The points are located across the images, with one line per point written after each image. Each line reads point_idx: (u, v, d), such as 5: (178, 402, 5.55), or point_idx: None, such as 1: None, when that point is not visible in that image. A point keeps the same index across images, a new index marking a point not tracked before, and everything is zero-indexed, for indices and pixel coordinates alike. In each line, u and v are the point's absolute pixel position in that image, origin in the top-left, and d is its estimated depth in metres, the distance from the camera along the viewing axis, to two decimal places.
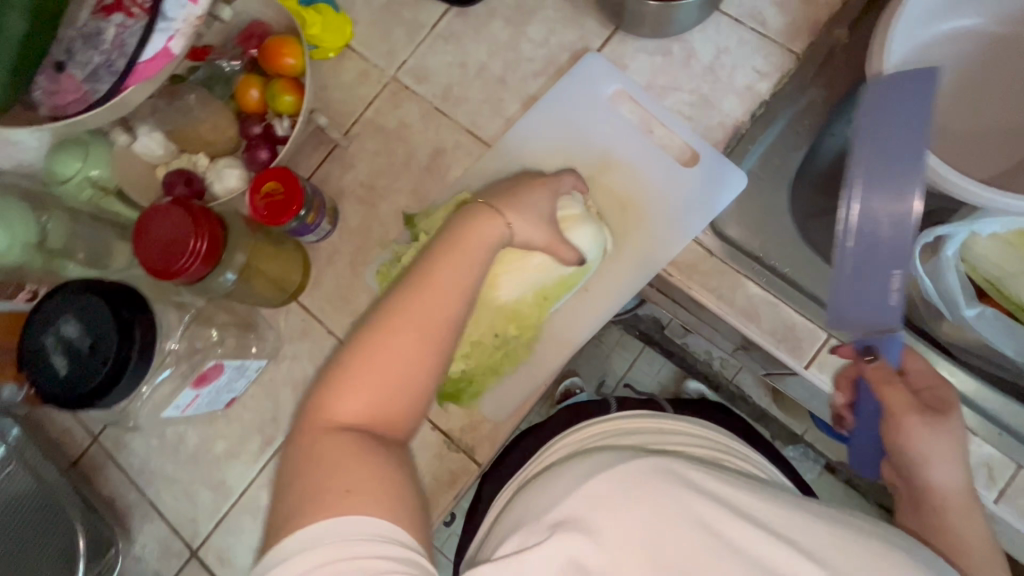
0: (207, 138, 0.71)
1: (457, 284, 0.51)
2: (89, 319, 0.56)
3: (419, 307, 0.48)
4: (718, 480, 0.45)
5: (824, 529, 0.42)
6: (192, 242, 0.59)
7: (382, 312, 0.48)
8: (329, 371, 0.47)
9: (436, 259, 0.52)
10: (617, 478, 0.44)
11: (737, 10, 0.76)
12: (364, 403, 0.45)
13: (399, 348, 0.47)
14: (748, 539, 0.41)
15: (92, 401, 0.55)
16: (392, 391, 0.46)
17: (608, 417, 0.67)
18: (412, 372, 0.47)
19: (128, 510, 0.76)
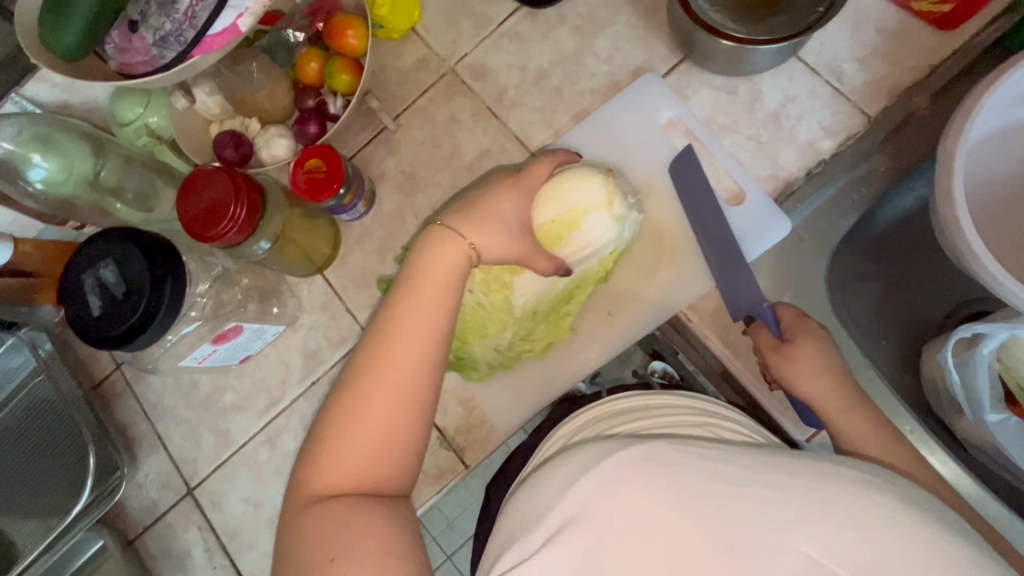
0: (262, 106, 0.73)
1: (420, 326, 0.53)
2: (128, 268, 0.59)
3: (389, 364, 0.51)
4: (700, 454, 0.45)
5: (806, 481, 0.42)
6: (232, 208, 0.60)
7: (357, 373, 0.52)
8: (317, 432, 0.52)
9: (395, 304, 0.55)
10: (596, 474, 0.45)
11: (816, 59, 0.73)
12: (347, 469, 0.49)
13: (374, 405, 0.50)
14: (745, 508, 0.41)
15: (119, 345, 0.58)
16: (377, 451, 0.50)
17: (606, 399, 0.66)
18: (390, 430, 0.50)
19: (138, 439, 0.82)
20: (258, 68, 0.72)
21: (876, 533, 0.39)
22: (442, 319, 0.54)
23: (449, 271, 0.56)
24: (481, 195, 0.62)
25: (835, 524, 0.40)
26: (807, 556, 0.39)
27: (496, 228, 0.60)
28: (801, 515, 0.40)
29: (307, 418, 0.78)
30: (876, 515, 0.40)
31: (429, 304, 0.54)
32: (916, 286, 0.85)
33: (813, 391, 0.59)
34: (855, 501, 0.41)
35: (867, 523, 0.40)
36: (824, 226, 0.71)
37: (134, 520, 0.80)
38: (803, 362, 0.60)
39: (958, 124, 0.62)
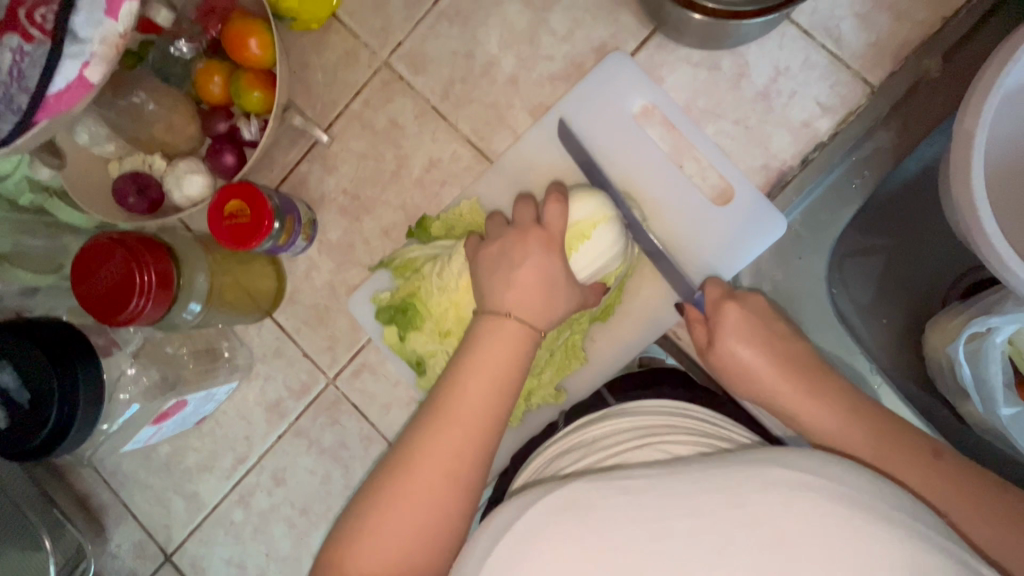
0: (164, 139, 0.61)
1: (479, 415, 0.49)
2: (27, 370, 0.50)
3: (439, 449, 0.47)
4: (626, 489, 0.41)
5: (734, 498, 0.38)
6: (139, 281, 0.51)
7: (406, 452, 0.48)
8: (360, 501, 0.48)
9: (459, 381, 0.50)
10: (512, 534, 0.40)
11: (810, 19, 0.62)
12: (386, 557, 0.45)
13: (422, 496, 0.46)
14: (673, 547, 0.37)
15: (40, 456, 0.51)
16: (414, 547, 0.45)
17: (560, 433, 0.61)
18: (427, 525, 0.46)
19: (103, 509, 0.76)
20: (147, 96, 0.59)
21: (805, 551, 0.35)
22: (501, 408, 0.50)
23: (510, 355, 0.51)
24: (506, 251, 0.55)
25: (763, 548, 0.35)
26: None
27: (543, 291, 0.53)
28: (730, 542, 0.36)
29: (278, 474, 0.72)
30: (807, 528, 0.36)
31: (490, 384, 0.50)
32: (918, 257, 0.79)
33: (779, 389, 0.54)
34: (790, 517, 0.36)
35: (799, 536, 0.35)
36: (827, 218, 0.63)
37: None
38: (739, 347, 0.57)
39: (979, 94, 0.52)
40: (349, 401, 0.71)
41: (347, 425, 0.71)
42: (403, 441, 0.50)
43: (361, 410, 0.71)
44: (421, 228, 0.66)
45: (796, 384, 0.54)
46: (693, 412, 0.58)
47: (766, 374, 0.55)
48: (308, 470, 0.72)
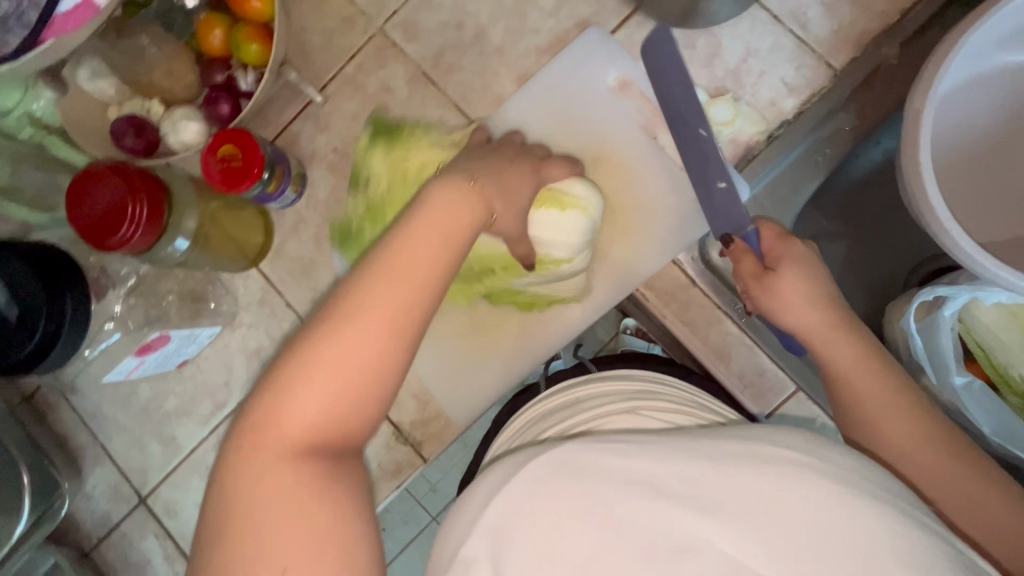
0: (163, 85, 0.64)
1: (423, 270, 0.46)
2: (18, 286, 0.53)
3: (379, 289, 0.44)
4: (618, 452, 0.41)
5: (729, 468, 0.38)
6: (130, 209, 0.53)
7: (345, 293, 0.44)
8: (283, 358, 0.44)
9: (404, 242, 0.47)
10: (511, 491, 0.40)
11: (779, 5, 0.66)
12: (316, 412, 0.42)
13: (359, 320, 0.43)
14: (662, 507, 0.37)
15: (23, 370, 0.53)
16: (347, 394, 0.42)
17: (539, 399, 0.63)
18: (350, 384, 0.42)
19: (80, 451, 0.77)
20: (149, 39, 0.64)
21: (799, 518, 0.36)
22: (448, 269, 0.48)
23: (464, 220, 0.50)
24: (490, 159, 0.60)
25: (755, 514, 0.36)
26: (726, 554, 0.35)
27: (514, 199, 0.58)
28: (720, 505, 0.37)
29: None
30: (798, 497, 0.36)
31: (436, 248, 0.47)
32: (880, 244, 0.83)
33: (836, 358, 0.54)
34: (777, 485, 0.37)
35: (788, 503, 0.36)
36: (789, 193, 0.69)
37: (88, 532, 0.77)
38: (800, 306, 0.56)
39: (929, 75, 0.56)
40: None
41: None
42: (329, 305, 0.45)
43: None
44: (380, 126, 0.71)
45: (849, 357, 0.54)
46: (661, 381, 0.61)
47: (821, 345, 0.55)
48: None
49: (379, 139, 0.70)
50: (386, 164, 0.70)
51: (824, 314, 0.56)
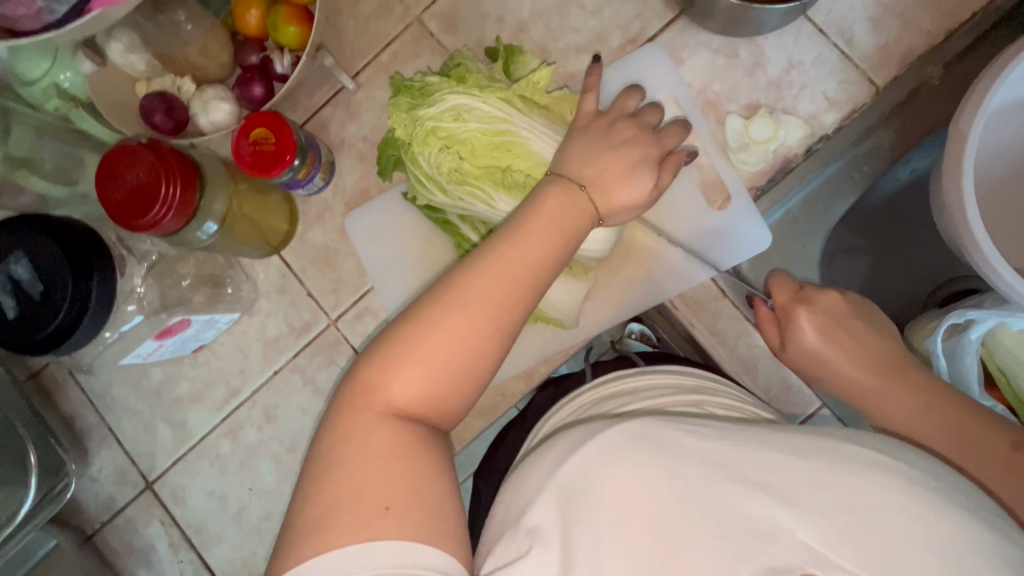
0: (196, 64, 0.63)
1: (542, 260, 0.48)
2: (44, 262, 0.51)
3: (490, 280, 0.45)
4: (696, 433, 0.41)
5: (813, 463, 0.38)
6: (164, 188, 0.52)
7: (453, 280, 0.46)
8: (384, 340, 0.45)
9: (524, 230, 0.48)
10: (585, 454, 0.41)
11: (825, 18, 0.65)
12: (412, 392, 0.43)
13: (469, 315, 0.44)
14: (741, 489, 0.38)
15: (46, 349, 0.51)
16: (450, 371, 0.43)
17: (596, 383, 0.61)
18: (450, 357, 0.43)
19: (87, 432, 0.76)
20: (186, 15, 0.60)
21: (886, 521, 0.35)
22: (560, 259, 0.49)
23: (583, 220, 0.51)
24: (610, 129, 0.56)
25: (836, 510, 0.36)
26: (804, 542, 0.36)
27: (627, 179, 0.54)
28: (801, 495, 0.37)
29: (271, 410, 0.73)
30: (884, 499, 0.36)
31: (554, 233, 0.49)
32: (902, 262, 0.83)
33: (889, 410, 0.53)
34: (877, 487, 0.36)
35: (885, 509, 0.35)
36: (822, 208, 0.69)
37: (91, 516, 0.75)
38: (832, 340, 0.57)
39: (978, 96, 0.56)
40: (348, 343, 0.72)
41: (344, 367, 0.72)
42: (449, 277, 0.47)
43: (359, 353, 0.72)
44: (404, 85, 0.65)
45: (909, 398, 0.52)
46: (702, 376, 0.61)
47: (876, 390, 0.55)
48: (300, 408, 0.73)
49: (401, 98, 0.63)
50: (407, 122, 0.63)
51: (856, 357, 0.56)
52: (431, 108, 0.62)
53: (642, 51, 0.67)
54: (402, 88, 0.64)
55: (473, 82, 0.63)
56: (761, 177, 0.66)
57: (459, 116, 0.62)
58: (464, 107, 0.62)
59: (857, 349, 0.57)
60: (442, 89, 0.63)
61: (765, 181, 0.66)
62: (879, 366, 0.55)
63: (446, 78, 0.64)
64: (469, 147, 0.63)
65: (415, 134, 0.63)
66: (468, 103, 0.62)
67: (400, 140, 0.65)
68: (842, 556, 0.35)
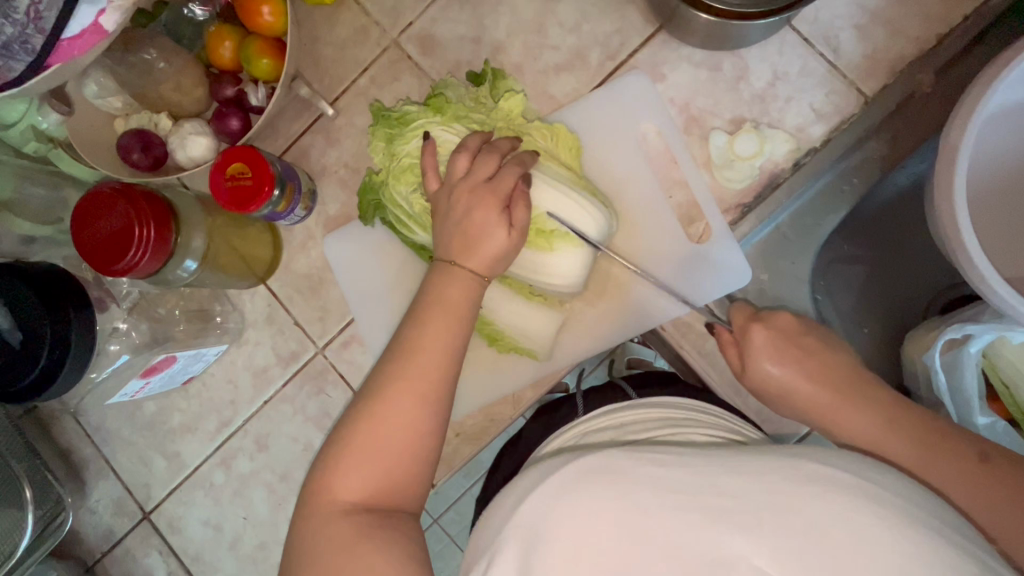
0: (171, 100, 0.63)
1: (445, 332, 0.52)
2: (20, 312, 0.51)
3: (406, 363, 0.50)
4: (656, 462, 0.42)
5: (767, 485, 0.38)
6: (137, 231, 0.52)
7: (378, 371, 0.51)
8: (332, 438, 0.50)
9: (429, 303, 0.53)
10: (547, 486, 0.42)
11: (810, 27, 0.63)
12: (357, 478, 0.47)
13: (390, 403, 0.49)
14: (696, 517, 0.37)
15: (26, 398, 0.52)
16: (382, 455, 0.48)
17: (577, 419, 0.62)
18: (405, 402, 0.49)
19: (84, 464, 0.77)
20: (158, 53, 0.60)
21: (836, 541, 0.34)
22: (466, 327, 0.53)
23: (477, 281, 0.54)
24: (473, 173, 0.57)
25: (792, 531, 0.35)
26: (757, 567, 0.35)
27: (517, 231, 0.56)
28: (755, 521, 0.36)
29: (262, 439, 0.73)
30: (837, 521, 0.35)
31: (460, 302, 0.53)
32: (901, 269, 0.81)
33: (849, 425, 0.52)
34: (834, 511, 0.35)
35: (844, 534, 0.34)
36: (813, 223, 0.67)
37: (91, 546, 0.76)
38: (789, 354, 0.56)
39: (969, 106, 0.54)
40: (336, 371, 0.72)
41: (333, 395, 0.72)
42: (378, 366, 0.52)
43: (347, 381, 0.72)
44: (384, 112, 0.64)
45: (867, 414, 0.52)
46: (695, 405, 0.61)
47: (831, 408, 0.54)
48: (290, 437, 0.73)
49: (378, 129, 0.64)
50: (385, 153, 0.64)
51: (807, 370, 0.55)
52: (410, 143, 0.63)
53: (627, 76, 0.66)
54: (381, 117, 0.64)
55: (450, 113, 0.63)
56: (748, 193, 0.64)
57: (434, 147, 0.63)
58: (443, 143, 0.63)
59: (815, 365, 0.55)
60: (420, 120, 0.63)
61: (752, 198, 0.64)
62: (835, 382, 0.54)
63: (426, 108, 0.63)
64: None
65: (392, 168, 0.63)
66: (443, 136, 0.62)
67: (379, 173, 0.65)
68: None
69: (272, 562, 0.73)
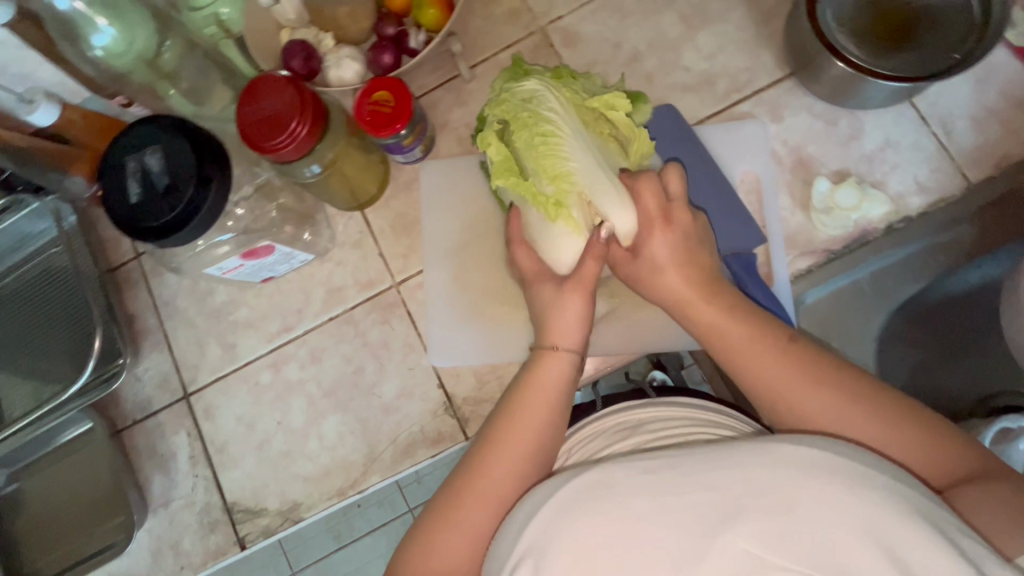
0: (341, 22, 0.69)
1: (541, 420, 0.56)
2: (174, 160, 0.56)
3: (507, 447, 0.55)
4: (644, 468, 0.46)
5: (744, 473, 0.43)
6: (294, 123, 0.57)
7: (482, 451, 0.55)
8: (428, 520, 0.54)
9: (524, 391, 0.58)
10: (555, 504, 0.46)
11: (928, 109, 0.68)
12: (459, 558, 0.51)
13: (492, 491, 0.53)
14: (693, 519, 0.42)
15: (151, 237, 0.56)
16: (478, 541, 0.52)
17: (593, 418, 0.65)
18: (552, 406, 0.57)
19: (144, 333, 0.80)
20: None
21: (809, 510, 0.40)
22: (557, 413, 0.57)
23: (567, 373, 0.58)
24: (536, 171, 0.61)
25: (774, 512, 0.41)
26: (747, 549, 0.40)
27: (580, 307, 0.59)
28: (740, 512, 0.42)
29: (317, 353, 0.76)
30: (811, 497, 0.41)
31: (551, 396, 0.57)
32: None
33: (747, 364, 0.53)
34: (792, 482, 0.42)
35: (808, 500, 0.41)
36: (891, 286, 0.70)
37: (126, 412, 0.79)
38: (671, 275, 0.57)
39: None
40: (404, 308, 0.76)
41: (396, 329, 0.75)
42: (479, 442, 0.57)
43: (413, 320, 0.75)
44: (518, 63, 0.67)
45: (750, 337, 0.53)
46: (695, 404, 0.64)
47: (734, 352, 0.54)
48: (345, 358, 0.76)
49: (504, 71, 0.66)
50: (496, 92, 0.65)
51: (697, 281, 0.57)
52: (515, 86, 0.63)
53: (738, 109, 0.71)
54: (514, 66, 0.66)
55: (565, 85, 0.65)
56: (838, 242, 0.68)
57: (527, 100, 0.61)
58: (538, 94, 0.61)
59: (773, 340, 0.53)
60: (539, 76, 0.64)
61: (839, 249, 0.68)
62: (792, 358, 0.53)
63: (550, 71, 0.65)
64: (515, 126, 0.61)
65: (492, 100, 0.65)
66: (541, 91, 0.61)
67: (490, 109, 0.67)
68: (780, 556, 0.40)
69: (292, 472, 0.74)
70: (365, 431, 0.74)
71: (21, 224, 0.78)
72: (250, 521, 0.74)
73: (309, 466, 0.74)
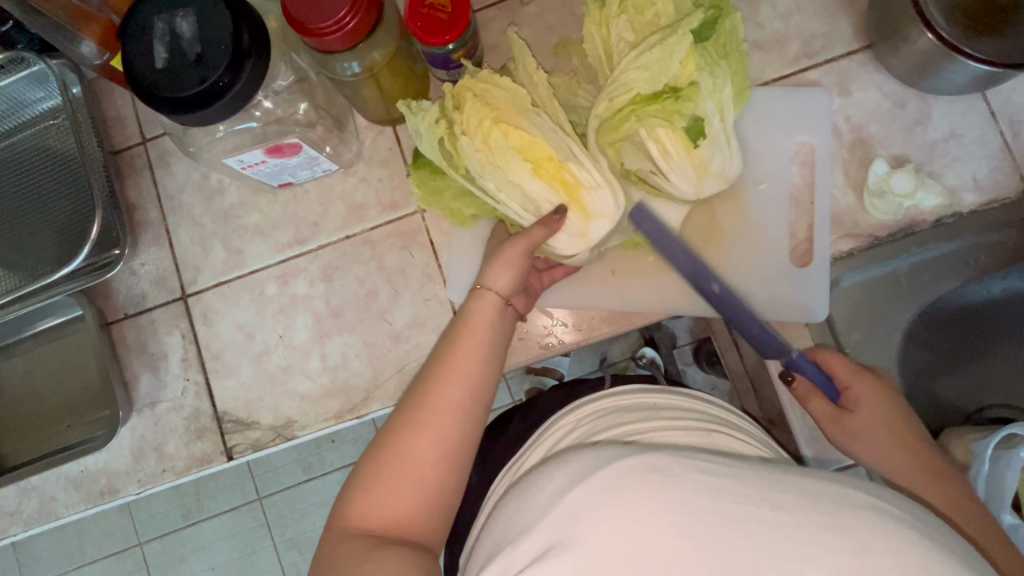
0: None
1: (462, 399, 0.49)
2: (208, 28, 0.50)
3: (437, 405, 0.49)
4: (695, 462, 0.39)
5: (824, 508, 0.35)
6: (343, 11, 0.51)
7: (406, 409, 0.49)
8: (364, 468, 0.48)
9: (445, 364, 0.51)
10: (587, 486, 0.38)
11: (1000, 104, 0.66)
12: (393, 509, 0.46)
13: (423, 441, 0.48)
14: (752, 539, 0.34)
15: (173, 109, 0.50)
16: (417, 481, 0.47)
17: (609, 388, 0.61)
18: (490, 348, 0.53)
19: (144, 225, 0.76)
20: None
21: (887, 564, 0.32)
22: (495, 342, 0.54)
23: (491, 318, 0.55)
24: None
25: (851, 553, 0.33)
26: None
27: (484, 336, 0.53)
28: (812, 549, 0.33)
29: (330, 270, 0.73)
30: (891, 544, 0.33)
31: (477, 357, 0.52)
32: None
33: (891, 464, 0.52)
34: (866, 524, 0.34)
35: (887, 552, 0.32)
36: (929, 280, 0.68)
37: (117, 304, 0.75)
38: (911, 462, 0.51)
39: None
40: (427, 236, 0.72)
41: (415, 257, 0.72)
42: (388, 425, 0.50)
43: (434, 250, 0.72)
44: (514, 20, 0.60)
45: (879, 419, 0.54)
46: (692, 399, 0.61)
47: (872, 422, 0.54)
48: (357, 279, 0.72)
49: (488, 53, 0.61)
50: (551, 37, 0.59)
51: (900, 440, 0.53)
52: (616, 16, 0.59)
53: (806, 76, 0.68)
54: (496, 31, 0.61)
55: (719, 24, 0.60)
56: (885, 227, 0.66)
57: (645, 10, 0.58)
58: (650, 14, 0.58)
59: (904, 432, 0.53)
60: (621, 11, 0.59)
61: (883, 236, 0.66)
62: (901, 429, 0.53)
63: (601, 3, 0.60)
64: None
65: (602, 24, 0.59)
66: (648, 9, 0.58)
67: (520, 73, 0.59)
68: None
69: (289, 388, 0.72)
70: (371, 355, 0.71)
71: (17, 88, 0.72)
72: (239, 433, 0.71)
73: (307, 384, 0.71)
